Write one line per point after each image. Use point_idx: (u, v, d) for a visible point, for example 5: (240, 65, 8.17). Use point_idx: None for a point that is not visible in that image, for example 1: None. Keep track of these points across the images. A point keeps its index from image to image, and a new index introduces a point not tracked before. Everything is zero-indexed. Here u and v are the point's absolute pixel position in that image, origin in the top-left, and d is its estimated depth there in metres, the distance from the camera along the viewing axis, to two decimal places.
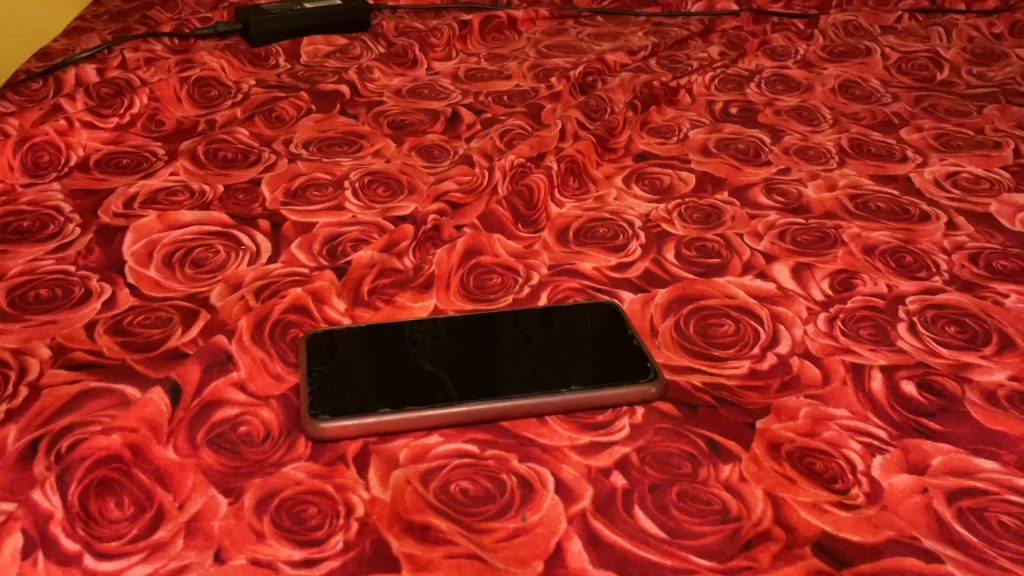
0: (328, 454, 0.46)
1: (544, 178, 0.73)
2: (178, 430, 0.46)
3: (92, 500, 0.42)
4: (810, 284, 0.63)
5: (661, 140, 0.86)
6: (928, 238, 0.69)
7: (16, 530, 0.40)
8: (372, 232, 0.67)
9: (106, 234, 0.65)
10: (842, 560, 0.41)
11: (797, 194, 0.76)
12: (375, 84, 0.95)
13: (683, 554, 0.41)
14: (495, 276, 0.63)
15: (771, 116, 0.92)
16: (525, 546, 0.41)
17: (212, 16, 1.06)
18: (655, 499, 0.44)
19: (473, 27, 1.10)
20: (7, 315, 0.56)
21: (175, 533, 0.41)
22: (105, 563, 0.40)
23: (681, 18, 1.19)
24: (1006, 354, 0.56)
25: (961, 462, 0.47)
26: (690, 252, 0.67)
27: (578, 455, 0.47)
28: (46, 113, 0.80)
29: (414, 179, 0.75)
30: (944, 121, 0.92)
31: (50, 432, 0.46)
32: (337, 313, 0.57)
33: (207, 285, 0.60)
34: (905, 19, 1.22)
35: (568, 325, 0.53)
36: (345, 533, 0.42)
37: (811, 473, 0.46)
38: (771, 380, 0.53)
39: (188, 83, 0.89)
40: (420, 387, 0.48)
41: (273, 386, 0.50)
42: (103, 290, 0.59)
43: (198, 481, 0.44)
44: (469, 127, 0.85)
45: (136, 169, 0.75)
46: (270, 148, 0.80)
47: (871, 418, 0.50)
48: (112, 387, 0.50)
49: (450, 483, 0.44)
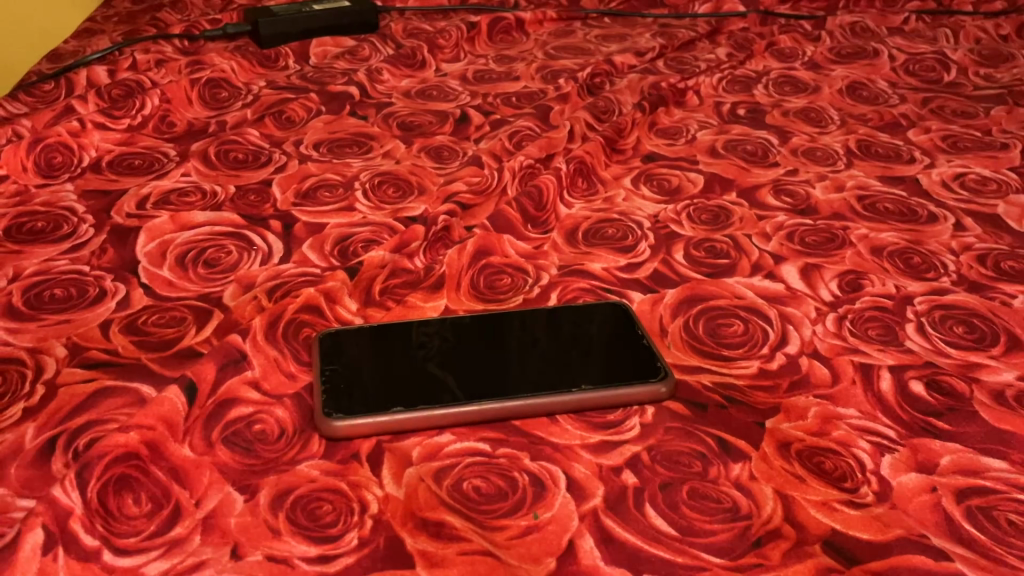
0: (341, 452, 0.46)
1: (554, 179, 0.74)
2: (193, 428, 0.47)
3: (110, 496, 0.42)
4: (818, 284, 0.63)
5: (668, 141, 0.87)
6: (936, 239, 0.70)
7: (37, 526, 0.40)
8: (382, 233, 0.67)
9: (119, 234, 0.66)
10: (853, 558, 0.41)
11: (805, 196, 0.76)
12: (385, 85, 0.95)
13: (694, 551, 0.42)
14: (505, 276, 0.63)
15: (779, 117, 0.92)
16: (537, 543, 0.42)
17: (222, 17, 1.07)
18: (666, 497, 0.45)
19: (481, 28, 1.11)
20: (22, 314, 0.57)
21: (193, 529, 0.42)
22: (123, 559, 0.40)
23: (687, 20, 1.19)
24: (1014, 354, 0.56)
25: (969, 462, 0.48)
26: (699, 252, 0.67)
27: (589, 453, 0.47)
28: (58, 114, 0.81)
29: (423, 180, 0.75)
30: (952, 122, 0.92)
31: (67, 430, 0.47)
32: (349, 312, 0.57)
33: (220, 285, 0.60)
34: (913, 21, 1.22)
35: (576, 328, 0.53)
36: (360, 530, 0.42)
37: (821, 472, 0.46)
38: (780, 379, 0.53)
39: (198, 84, 0.90)
40: (432, 387, 0.48)
41: (286, 385, 0.51)
42: (117, 290, 0.60)
43: (214, 479, 0.44)
44: (478, 128, 0.86)
45: (147, 170, 0.76)
46: (281, 149, 0.80)
47: (879, 417, 0.51)
48: (127, 385, 0.51)
49: (462, 481, 0.45)
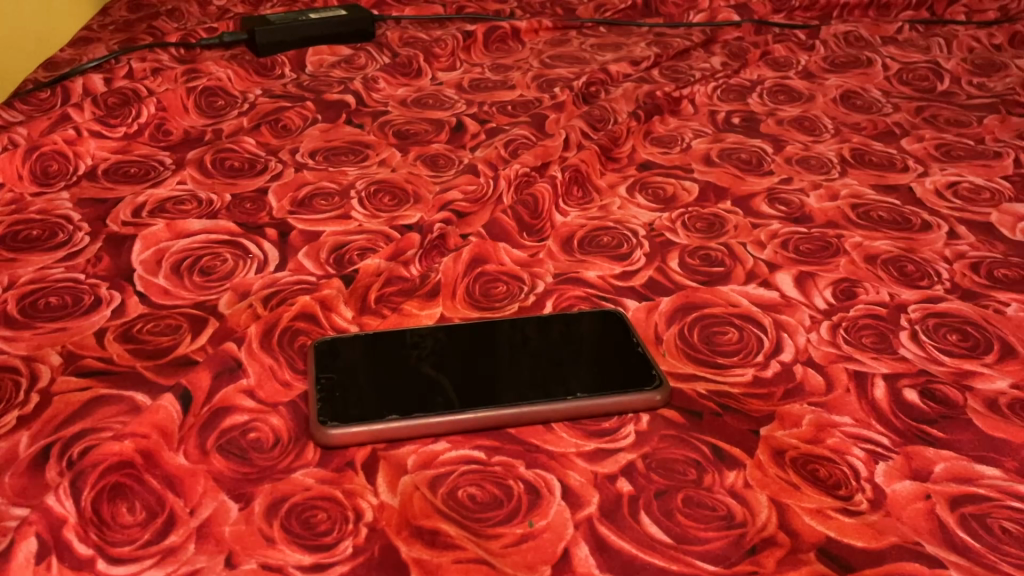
0: (336, 460, 0.46)
1: (549, 188, 0.74)
2: (189, 436, 0.47)
3: (105, 504, 0.42)
4: (812, 292, 0.63)
5: (664, 149, 0.87)
6: (929, 247, 0.70)
7: (31, 535, 0.40)
8: (379, 241, 0.67)
9: (115, 242, 0.66)
10: (846, 565, 0.42)
11: (800, 204, 0.77)
12: (381, 94, 0.96)
13: (689, 559, 0.42)
14: (501, 284, 0.63)
15: (772, 125, 0.93)
16: (533, 550, 0.42)
17: (218, 26, 1.07)
18: (661, 505, 0.45)
19: (477, 37, 1.12)
20: (16, 322, 0.57)
21: (187, 538, 0.42)
22: (117, 567, 0.40)
23: (683, 29, 1.20)
24: (1008, 362, 0.56)
25: (963, 469, 0.48)
26: (694, 260, 0.67)
27: (584, 461, 0.47)
28: (54, 122, 0.81)
29: (419, 188, 0.76)
30: (945, 131, 0.93)
31: (62, 439, 0.47)
32: (345, 321, 0.57)
33: (216, 294, 0.60)
34: (907, 30, 1.23)
35: (566, 330, 0.54)
36: (354, 538, 0.42)
37: (815, 479, 0.46)
38: (774, 387, 0.54)
39: (195, 93, 0.90)
40: (425, 394, 0.49)
41: (281, 394, 0.51)
42: (112, 298, 0.60)
43: (209, 487, 0.44)
44: (474, 137, 0.86)
45: (144, 178, 0.76)
46: (278, 157, 0.81)
47: (874, 424, 0.51)
48: (122, 394, 0.51)
49: (458, 489, 0.45)
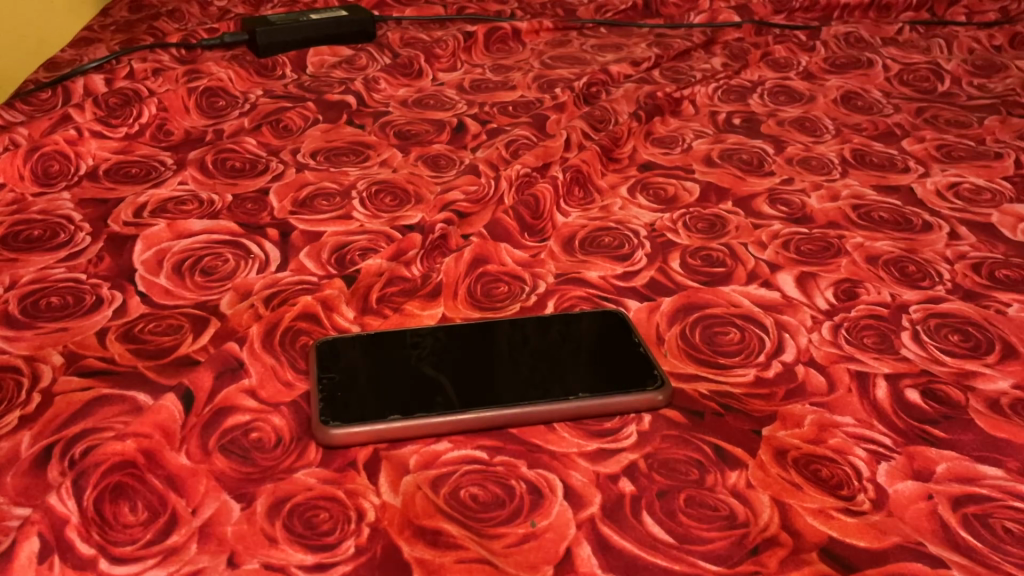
0: (338, 460, 0.46)
1: (550, 188, 0.74)
2: (191, 436, 0.47)
3: (107, 504, 0.42)
4: (814, 293, 0.63)
5: (664, 150, 0.87)
6: (930, 247, 0.70)
7: (33, 534, 0.40)
8: (380, 241, 0.67)
9: (116, 242, 0.66)
10: (849, 565, 0.42)
11: (800, 205, 0.77)
12: (381, 94, 0.96)
13: (692, 559, 0.42)
14: (502, 284, 0.63)
15: (773, 126, 0.93)
16: (535, 550, 0.42)
17: (219, 26, 1.07)
18: (663, 505, 0.45)
19: (478, 38, 1.12)
20: (17, 322, 0.57)
21: (189, 538, 0.42)
22: (120, 567, 0.40)
23: (683, 29, 1.20)
24: (1010, 362, 0.56)
25: (965, 469, 0.48)
26: (695, 261, 0.67)
27: (586, 461, 0.47)
28: (55, 122, 0.81)
29: (421, 189, 0.76)
30: (945, 131, 0.93)
31: (64, 438, 0.47)
32: (347, 321, 0.57)
33: (217, 294, 0.60)
34: (907, 31, 1.23)
35: (565, 329, 0.54)
36: (356, 538, 0.42)
37: (817, 479, 0.46)
38: (776, 387, 0.54)
39: (196, 93, 0.90)
40: (426, 393, 0.49)
41: (282, 394, 0.51)
42: (114, 298, 0.60)
43: (211, 487, 0.44)
44: (475, 137, 0.86)
45: (145, 178, 0.76)
46: (279, 158, 0.81)
47: (876, 425, 0.51)
48: (124, 394, 0.51)
49: (460, 489, 0.45)
